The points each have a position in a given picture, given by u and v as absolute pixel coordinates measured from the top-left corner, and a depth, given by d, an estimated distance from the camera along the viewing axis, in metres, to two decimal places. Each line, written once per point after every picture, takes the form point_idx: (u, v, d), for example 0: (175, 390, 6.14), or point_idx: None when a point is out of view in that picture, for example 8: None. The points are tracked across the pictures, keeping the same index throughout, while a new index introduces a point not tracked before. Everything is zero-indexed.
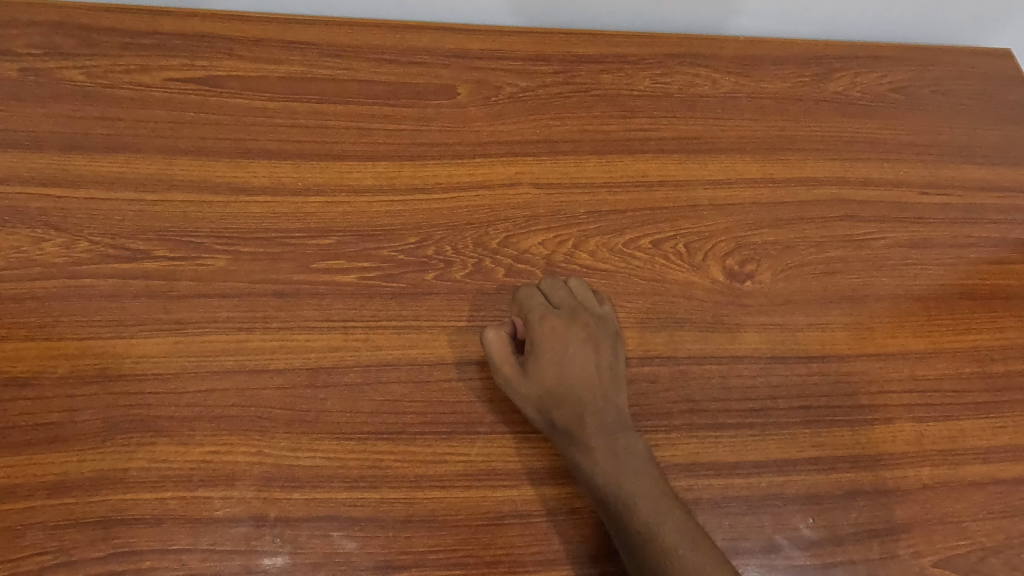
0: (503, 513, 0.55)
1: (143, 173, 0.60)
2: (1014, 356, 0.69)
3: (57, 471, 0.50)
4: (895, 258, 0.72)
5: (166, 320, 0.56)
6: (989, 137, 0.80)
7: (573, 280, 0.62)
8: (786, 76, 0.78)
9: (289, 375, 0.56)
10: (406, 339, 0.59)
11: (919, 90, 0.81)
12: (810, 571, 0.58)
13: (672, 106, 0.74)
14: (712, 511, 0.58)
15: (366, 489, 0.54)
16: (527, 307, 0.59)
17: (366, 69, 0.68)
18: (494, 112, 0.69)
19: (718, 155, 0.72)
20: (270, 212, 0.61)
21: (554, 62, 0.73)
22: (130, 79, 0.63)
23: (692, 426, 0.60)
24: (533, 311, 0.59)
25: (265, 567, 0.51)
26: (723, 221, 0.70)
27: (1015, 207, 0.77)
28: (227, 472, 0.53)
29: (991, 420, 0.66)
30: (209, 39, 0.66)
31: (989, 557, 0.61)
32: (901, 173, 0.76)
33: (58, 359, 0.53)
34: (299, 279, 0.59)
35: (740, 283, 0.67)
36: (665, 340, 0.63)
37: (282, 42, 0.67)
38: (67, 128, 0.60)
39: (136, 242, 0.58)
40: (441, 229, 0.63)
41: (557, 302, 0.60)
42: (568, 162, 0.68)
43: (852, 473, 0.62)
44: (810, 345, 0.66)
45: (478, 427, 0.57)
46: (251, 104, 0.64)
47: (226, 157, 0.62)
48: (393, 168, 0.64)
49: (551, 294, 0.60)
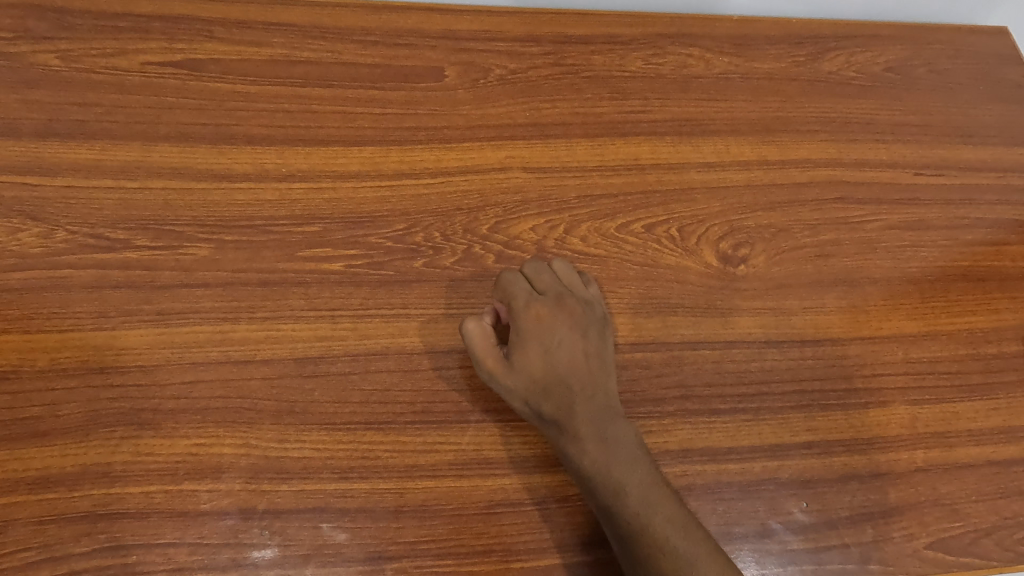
0: (494, 502, 0.55)
1: (122, 160, 0.59)
2: (1008, 338, 0.69)
3: (40, 466, 0.50)
4: (890, 240, 0.71)
5: (148, 311, 0.55)
6: (985, 117, 0.79)
7: (557, 263, 0.61)
8: (781, 56, 0.77)
9: (275, 366, 0.55)
10: (395, 328, 0.58)
11: (915, 70, 0.80)
12: (802, 555, 0.58)
13: (664, 88, 0.72)
14: (706, 497, 0.58)
15: (356, 480, 0.53)
16: (511, 294, 0.58)
17: (351, 51, 0.66)
18: (483, 94, 0.67)
19: (712, 137, 0.71)
20: (254, 200, 0.59)
21: (544, 43, 0.71)
22: (106, 63, 0.61)
23: (685, 412, 0.60)
24: (518, 298, 0.57)
25: (254, 560, 0.50)
26: (716, 205, 0.69)
27: (1010, 187, 0.76)
28: (213, 465, 0.52)
29: (985, 402, 0.66)
30: (187, 21, 0.64)
31: (981, 538, 0.61)
32: (896, 154, 0.75)
33: (37, 351, 0.52)
34: (285, 267, 0.58)
35: (733, 267, 0.66)
36: (658, 326, 0.62)
37: (264, 23, 0.65)
38: (42, 115, 0.59)
39: (116, 231, 0.56)
40: (430, 215, 0.62)
41: (542, 288, 0.58)
42: (558, 145, 0.67)
43: (845, 457, 0.61)
44: (804, 329, 0.65)
45: (469, 415, 0.57)
46: (232, 88, 0.63)
47: (208, 143, 0.60)
48: (380, 153, 0.63)
49: (536, 280, 0.59)
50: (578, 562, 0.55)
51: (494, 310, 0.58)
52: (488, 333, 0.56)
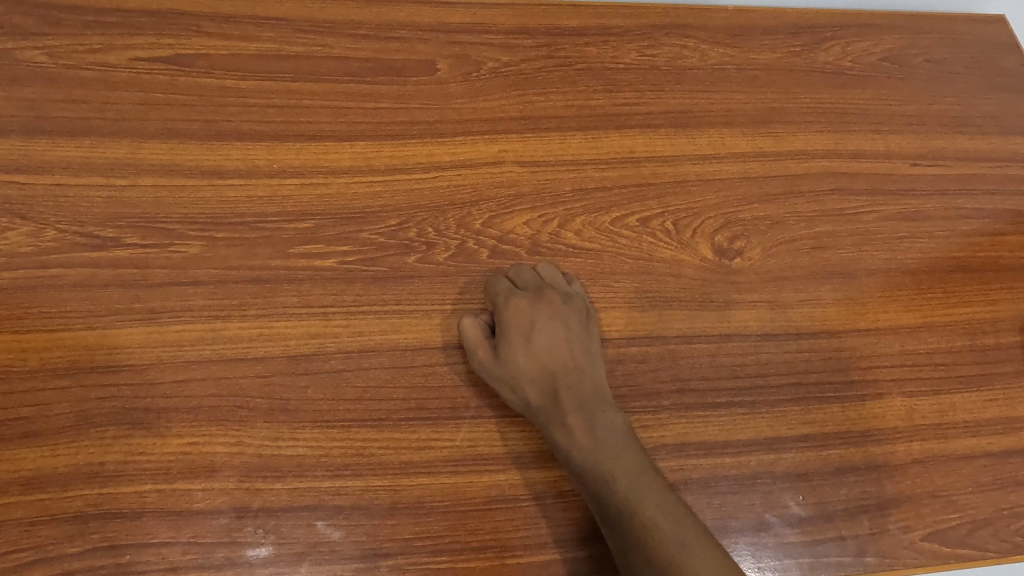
0: (489, 499, 0.55)
1: (111, 158, 0.58)
2: (1005, 328, 0.69)
3: (32, 466, 0.50)
4: (886, 231, 0.71)
5: (138, 310, 0.54)
6: (983, 106, 0.79)
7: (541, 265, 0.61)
8: (776, 47, 0.76)
9: (268, 364, 0.55)
10: (389, 324, 0.58)
11: (912, 59, 0.79)
12: (798, 548, 0.58)
13: (659, 80, 0.72)
14: (702, 491, 0.58)
15: (350, 477, 0.53)
16: (494, 293, 0.58)
17: (342, 45, 0.65)
18: (475, 87, 0.66)
19: (706, 129, 0.71)
20: (245, 197, 0.59)
21: (538, 35, 0.70)
22: (93, 59, 0.61)
23: (681, 407, 0.60)
24: (500, 295, 0.58)
25: (249, 558, 0.51)
26: (711, 197, 0.68)
27: (1008, 176, 0.76)
28: (206, 464, 0.52)
29: (982, 393, 0.65)
30: (175, 15, 0.63)
31: (977, 529, 0.61)
32: (893, 145, 0.75)
33: (26, 352, 0.52)
34: (277, 265, 0.57)
35: (729, 260, 0.66)
36: (654, 320, 0.62)
37: (253, 17, 0.64)
38: (28, 112, 0.58)
39: (105, 229, 0.56)
40: (423, 211, 0.61)
41: (525, 284, 0.59)
42: (552, 138, 0.67)
43: (842, 450, 0.61)
44: (800, 322, 0.65)
45: (464, 411, 0.56)
46: (221, 83, 0.62)
47: (198, 139, 0.60)
48: (371, 148, 0.63)
49: (518, 277, 0.60)
50: (575, 556, 0.55)
51: (487, 311, 0.59)
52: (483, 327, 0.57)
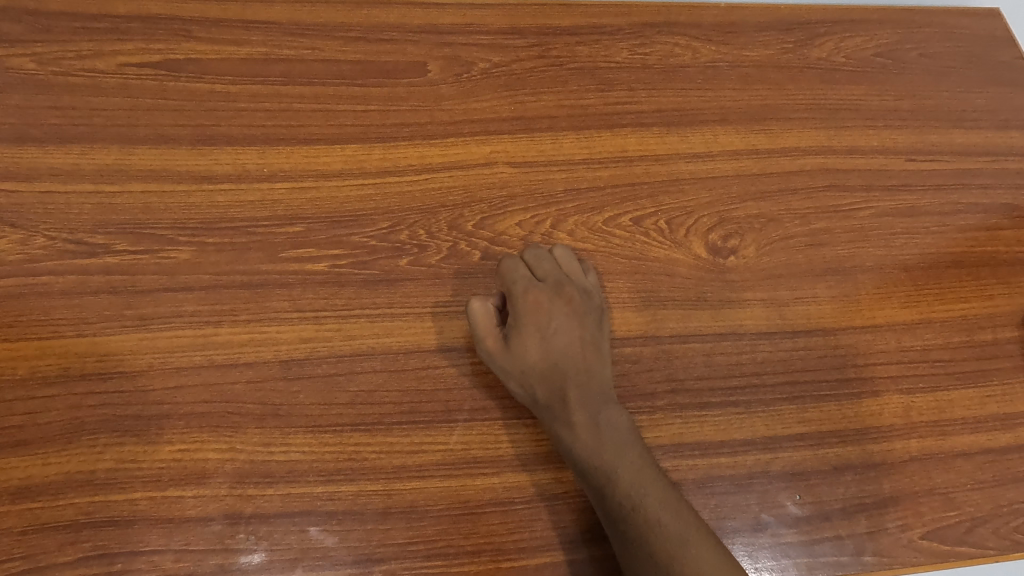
0: (483, 502, 0.55)
1: (100, 164, 0.58)
2: (1002, 324, 0.68)
3: (23, 475, 0.49)
4: (881, 228, 0.70)
5: (130, 317, 0.54)
6: (977, 100, 0.78)
7: (558, 250, 0.60)
8: (768, 43, 0.76)
9: (260, 368, 0.54)
10: (381, 327, 0.57)
11: (906, 54, 0.79)
12: (796, 548, 0.57)
13: (651, 78, 0.71)
14: (699, 492, 0.57)
15: (343, 482, 0.53)
16: (512, 279, 0.58)
17: (332, 47, 0.65)
18: (466, 88, 0.66)
19: (699, 127, 0.70)
20: (234, 202, 0.59)
21: (528, 35, 0.70)
22: (83, 65, 0.60)
23: (676, 407, 0.59)
24: (517, 283, 0.57)
25: (242, 565, 0.50)
26: (705, 195, 0.68)
27: (1002, 171, 0.76)
28: (198, 470, 0.52)
29: (979, 389, 0.65)
30: (164, 21, 0.63)
31: (977, 527, 0.61)
32: (887, 140, 0.74)
33: (17, 361, 0.52)
34: (267, 269, 0.57)
35: (723, 259, 0.65)
36: (648, 320, 0.62)
37: (243, 21, 0.64)
38: (17, 120, 0.58)
39: (94, 236, 0.56)
40: (414, 213, 0.61)
41: (543, 274, 0.58)
42: (544, 139, 0.66)
43: (839, 447, 0.61)
44: (796, 320, 0.64)
45: (457, 415, 0.56)
46: (211, 87, 0.62)
47: (187, 144, 0.60)
48: (362, 149, 0.62)
49: (537, 266, 0.59)
50: (575, 559, 0.55)
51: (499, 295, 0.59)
52: (495, 314, 0.57)
